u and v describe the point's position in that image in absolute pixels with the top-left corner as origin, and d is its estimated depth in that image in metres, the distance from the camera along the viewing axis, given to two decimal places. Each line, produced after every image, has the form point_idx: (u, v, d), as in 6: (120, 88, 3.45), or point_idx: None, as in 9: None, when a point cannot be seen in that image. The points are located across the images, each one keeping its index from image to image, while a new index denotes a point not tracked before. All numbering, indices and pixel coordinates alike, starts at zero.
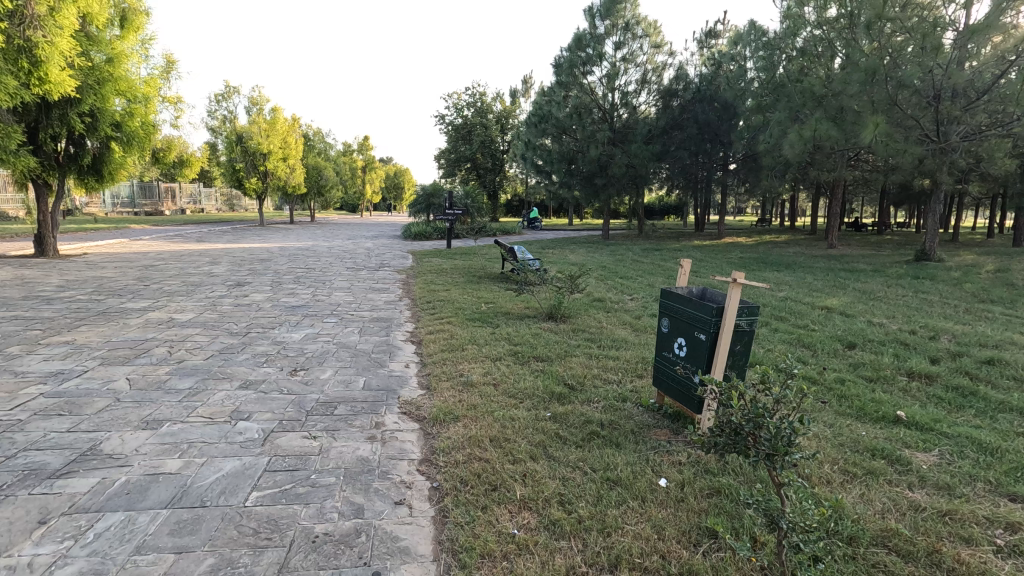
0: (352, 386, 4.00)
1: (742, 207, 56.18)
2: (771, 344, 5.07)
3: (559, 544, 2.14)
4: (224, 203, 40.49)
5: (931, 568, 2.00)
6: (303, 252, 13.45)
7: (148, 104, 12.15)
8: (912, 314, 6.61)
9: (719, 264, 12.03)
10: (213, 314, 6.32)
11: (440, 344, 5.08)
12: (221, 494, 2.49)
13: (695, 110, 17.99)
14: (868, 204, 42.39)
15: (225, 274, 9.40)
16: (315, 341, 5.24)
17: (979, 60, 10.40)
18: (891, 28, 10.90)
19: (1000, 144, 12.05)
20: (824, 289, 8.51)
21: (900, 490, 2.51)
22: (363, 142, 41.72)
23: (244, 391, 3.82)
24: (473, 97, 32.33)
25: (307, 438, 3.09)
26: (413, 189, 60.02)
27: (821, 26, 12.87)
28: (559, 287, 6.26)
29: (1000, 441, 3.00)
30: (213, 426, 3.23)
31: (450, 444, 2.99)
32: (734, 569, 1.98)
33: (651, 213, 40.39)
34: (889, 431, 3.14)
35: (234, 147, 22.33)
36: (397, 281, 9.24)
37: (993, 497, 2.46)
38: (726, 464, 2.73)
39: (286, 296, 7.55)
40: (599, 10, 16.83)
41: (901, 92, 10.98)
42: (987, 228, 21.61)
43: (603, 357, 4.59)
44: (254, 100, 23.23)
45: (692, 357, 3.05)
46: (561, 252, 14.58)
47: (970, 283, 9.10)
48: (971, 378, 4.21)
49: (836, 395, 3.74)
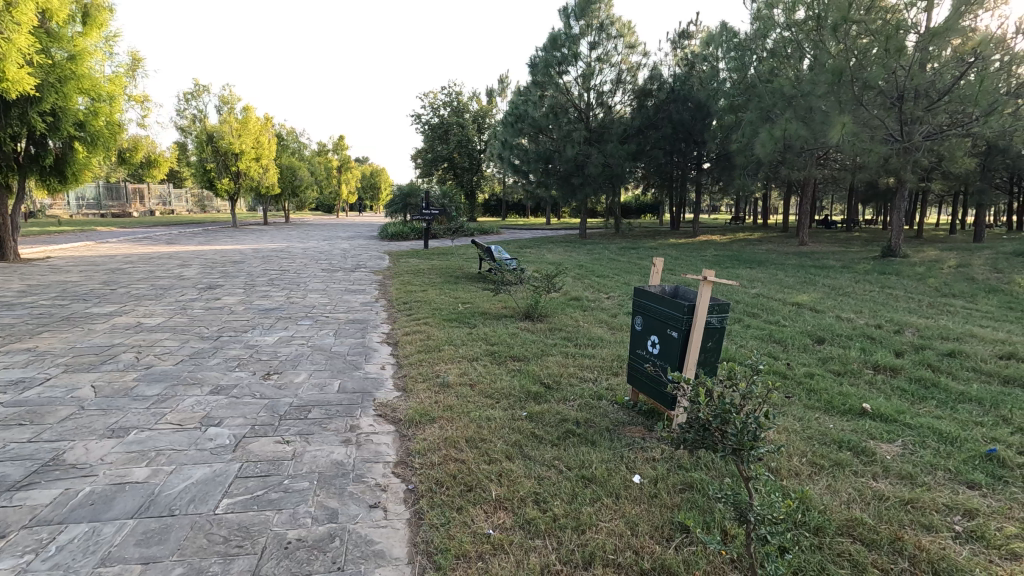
0: (326, 389, 3.95)
1: (715, 207, 57.23)
2: (744, 340, 5.18)
3: (534, 543, 2.15)
4: (196, 204, 39.75)
5: (894, 556, 2.06)
6: (277, 254, 13.24)
7: (113, 103, 11.84)
8: (878, 309, 6.81)
9: (693, 262, 12.19)
10: (183, 318, 6.18)
11: (416, 345, 5.06)
12: (191, 502, 2.44)
13: (669, 110, 18.18)
14: (836, 203, 43.60)
15: (195, 278, 9.20)
16: (289, 344, 5.16)
17: (939, 61, 10.76)
18: (856, 30, 11.20)
19: (961, 143, 12.47)
20: (796, 286, 8.70)
21: (865, 480, 2.58)
22: (338, 141, 41.16)
23: (215, 396, 3.75)
24: (449, 97, 32.29)
25: (280, 443, 3.04)
26: (390, 189, 59.64)
27: (790, 28, 13.09)
28: (536, 287, 6.28)
29: (959, 431, 3.12)
30: (182, 432, 3.16)
31: (426, 446, 2.98)
32: (705, 563, 2.01)
33: (628, 212, 40.85)
34: (856, 424, 3.23)
35: (205, 147, 21.86)
36: (373, 282, 9.14)
37: (953, 485, 2.55)
38: (699, 460, 2.77)
39: (260, 299, 7.43)
40: (574, 10, 16.93)
41: (867, 93, 11.29)
42: (950, 225, 22.33)
43: (579, 356, 4.61)
44: (225, 99, 22.76)
45: (665, 354, 3.09)
46: (540, 251, 14.58)
47: (934, 278, 9.40)
48: (933, 370, 4.36)
49: (805, 390, 3.83)
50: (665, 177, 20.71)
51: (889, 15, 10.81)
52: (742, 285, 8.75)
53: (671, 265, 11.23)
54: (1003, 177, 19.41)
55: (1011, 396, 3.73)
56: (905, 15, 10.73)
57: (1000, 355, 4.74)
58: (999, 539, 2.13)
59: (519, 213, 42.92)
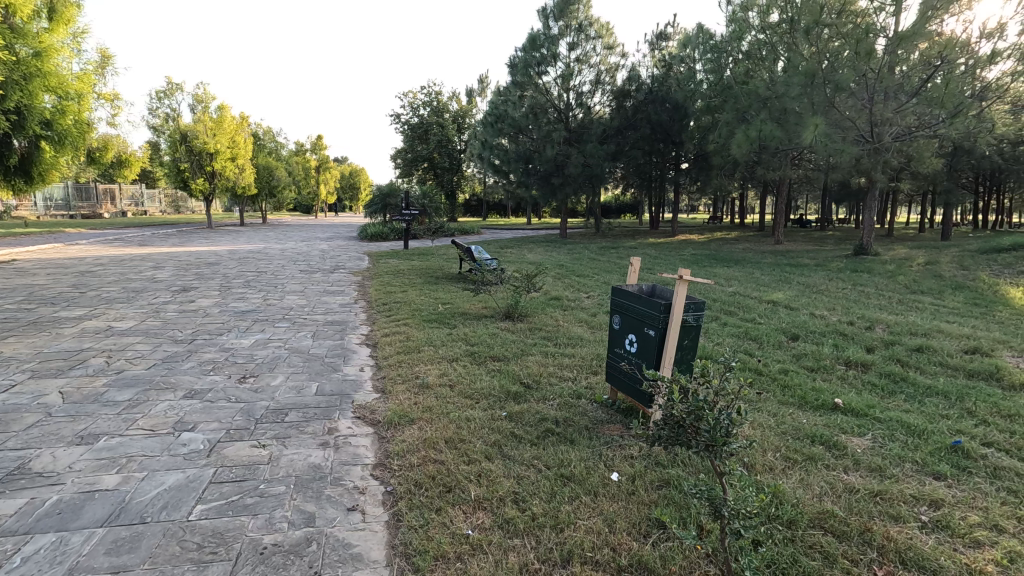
0: (304, 392, 3.90)
1: (694, 207, 57.99)
2: (720, 338, 5.25)
3: (512, 543, 2.15)
4: (169, 205, 38.94)
5: (863, 546, 2.11)
6: (254, 255, 13.05)
7: (81, 101, 11.55)
8: (850, 306, 6.96)
9: (671, 261, 12.32)
10: (155, 322, 6.04)
11: (396, 346, 5.02)
12: (163, 509, 2.39)
13: (648, 111, 18.26)
14: (810, 203, 44.53)
15: (169, 280, 9.01)
16: (265, 347, 5.09)
17: (908, 65, 11.00)
18: (828, 34, 11.43)
19: (928, 144, 12.81)
20: (770, 284, 8.86)
21: (837, 474, 2.64)
22: (316, 141, 40.65)
23: (189, 400, 3.68)
24: (428, 97, 32.23)
25: (255, 447, 3.00)
26: (369, 189, 59.11)
27: (764, 31, 13.31)
28: (516, 287, 6.30)
29: (926, 424, 3.21)
30: (155, 438, 3.10)
31: (405, 448, 2.96)
32: (682, 558, 2.04)
33: (608, 211, 41.17)
34: (828, 418, 3.31)
35: (178, 147, 21.39)
36: (353, 283, 9.07)
37: (920, 477, 2.62)
38: (676, 457, 2.81)
39: (236, 301, 7.31)
40: (553, 11, 16.99)
41: (839, 95, 11.54)
42: (919, 224, 22.91)
43: (558, 356, 4.63)
44: (198, 98, 22.33)
45: (643, 353, 3.12)
46: (520, 252, 14.59)
47: (904, 276, 9.64)
48: (902, 365, 4.48)
49: (780, 386, 3.90)
50: (644, 177, 20.89)
51: (859, 18, 11.03)
52: (719, 283, 8.88)
53: (651, 264, 11.34)
54: (970, 177, 19.99)
55: (974, 389, 3.85)
56: (874, 18, 10.96)
57: (966, 350, 4.89)
58: (962, 528, 2.20)
59: (500, 213, 42.96)
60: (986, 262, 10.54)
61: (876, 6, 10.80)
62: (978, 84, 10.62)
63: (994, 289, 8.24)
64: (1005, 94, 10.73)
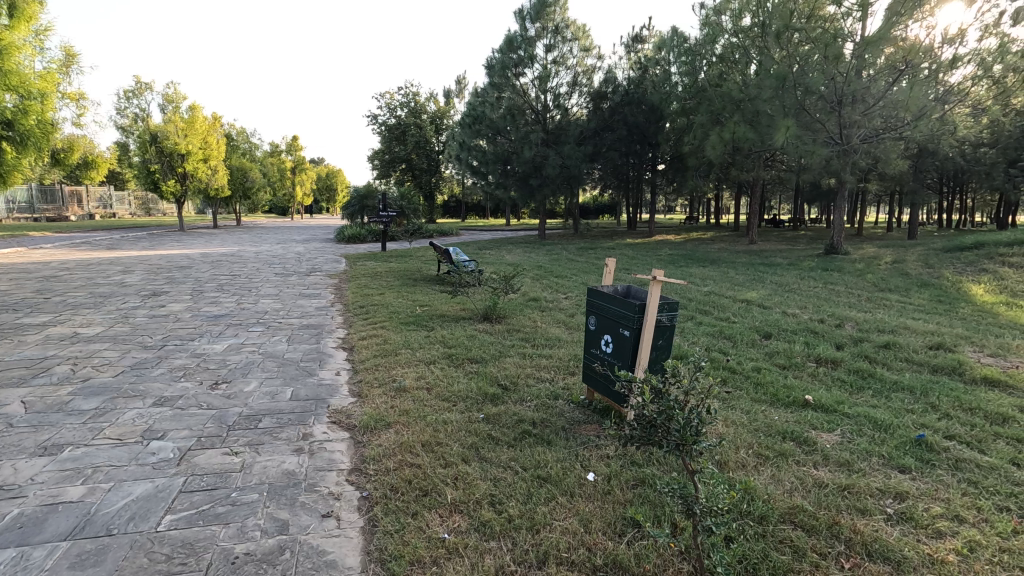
0: (278, 397, 3.85)
1: (671, 208, 58.80)
2: (695, 337, 5.34)
3: (488, 545, 2.16)
4: (140, 207, 38.01)
5: (831, 540, 2.17)
6: (227, 258, 12.81)
7: (45, 101, 11.24)
8: (822, 304, 7.12)
9: (648, 261, 12.45)
10: (125, 327, 5.88)
11: (372, 349, 4.97)
12: (131, 520, 2.33)
13: (624, 113, 18.38)
14: (782, 203, 45.52)
15: (138, 284, 8.79)
16: (239, 351, 5.00)
17: (875, 69, 11.28)
18: (798, 38, 11.69)
19: (895, 146, 13.16)
20: (744, 283, 9.01)
21: (807, 469, 2.70)
22: (292, 141, 39.97)
23: (159, 408, 3.59)
24: (406, 98, 32.14)
25: (227, 455, 2.95)
26: (346, 189, 58.45)
27: (736, 35, 13.60)
28: (494, 289, 6.31)
29: (892, 418, 3.31)
30: (122, 447, 3.02)
31: (380, 452, 2.94)
32: (656, 555, 2.06)
33: (586, 212, 41.50)
34: (799, 415, 3.38)
35: (148, 148, 20.85)
36: (329, 286, 8.97)
37: (886, 470, 2.70)
38: (650, 456, 2.84)
39: (209, 305, 7.17)
40: (530, 13, 17.05)
41: (808, 97, 11.89)
42: (887, 224, 23.53)
43: (536, 357, 4.64)
44: (169, 98, 21.84)
45: (618, 353, 3.15)
46: (499, 253, 14.59)
47: (872, 274, 9.89)
48: (870, 361, 4.60)
49: (753, 383, 3.98)
50: (621, 178, 21.07)
51: (828, 23, 11.28)
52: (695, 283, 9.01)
53: (628, 264, 11.44)
54: (935, 177, 20.58)
55: (937, 383, 3.99)
56: (842, 24, 11.22)
57: (930, 346, 5.05)
58: (925, 519, 2.27)
59: (479, 215, 42.99)
60: (951, 261, 10.87)
61: (844, 11, 11.06)
62: (941, 87, 11.02)
63: (957, 287, 8.51)
64: (966, 97, 11.18)
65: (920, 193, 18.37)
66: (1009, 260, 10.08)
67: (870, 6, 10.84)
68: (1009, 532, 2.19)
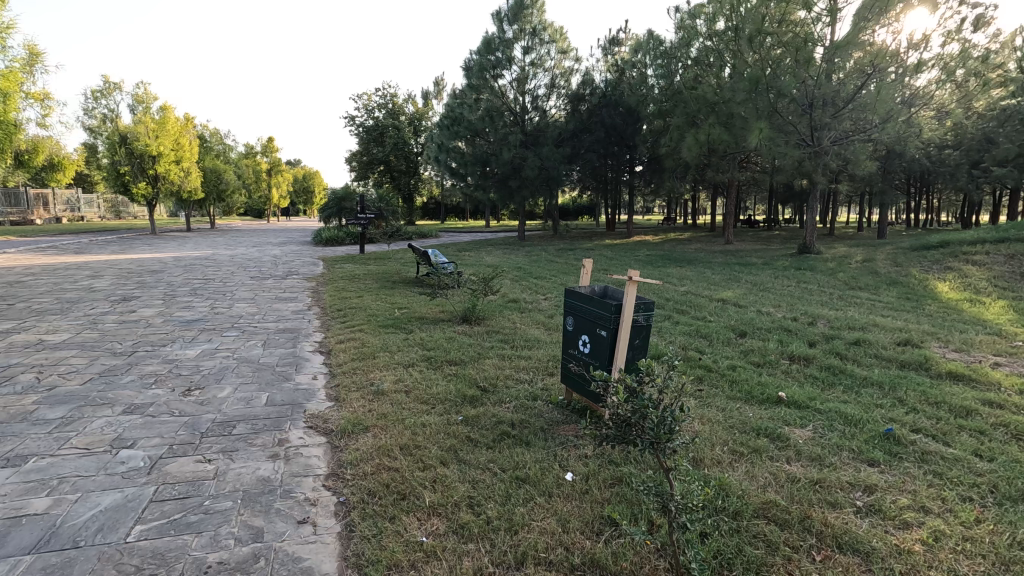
0: (253, 402, 3.78)
1: (649, 209, 59.50)
2: (673, 336, 5.40)
3: (467, 547, 2.15)
4: (109, 210, 36.98)
5: (803, 533, 2.21)
6: (202, 262, 12.55)
7: (8, 101, 10.88)
8: (795, 303, 7.28)
9: (626, 262, 12.54)
10: (93, 334, 5.72)
11: (350, 353, 4.92)
12: (99, 532, 2.26)
13: (602, 114, 18.43)
14: (757, 204, 46.36)
15: (108, 289, 8.56)
16: (212, 357, 4.90)
17: (844, 72, 11.58)
18: (770, 42, 11.94)
19: (863, 148, 13.50)
20: (720, 283, 9.15)
21: (780, 464, 2.76)
22: (267, 142, 39.39)
23: (129, 416, 3.50)
24: (384, 99, 32.01)
25: (200, 462, 2.89)
26: (323, 191, 57.84)
27: (711, 38, 13.88)
28: (473, 290, 6.31)
29: (862, 413, 3.39)
30: (90, 457, 2.94)
31: (358, 456, 2.91)
32: (633, 553, 2.08)
33: (566, 213, 41.74)
34: (773, 411, 3.44)
35: (117, 149, 20.30)
36: (306, 289, 8.87)
37: (856, 464, 2.77)
38: (628, 455, 2.87)
39: (181, 310, 7.02)
40: (507, 15, 17.09)
41: (781, 100, 12.13)
42: (858, 224, 24.10)
43: (515, 358, 4.66)
44: (138, 98, 21.31)
45: (595, 353, 3.17)
46: (478, 254, 14.58)
47: (843, 273, 10.13)
48: (841, 358, 4.71)
49: (728, 381, 4.04)
50: (600, 179, 21.18)
51: (798, 28, 11.56)
52: (673, 283, 9.11)
53: (606, 265, 11.53)
54: (903, 178, 21.16)
55: (905, 378, 4.10)
56: (812, 28, 11.51)
57: (898, 342, 5.19)
58: (892, 510, 2.34)
59: (459, 216, 42.93)
60: (918, 259, 11.17)
61: (813, 16, 11.35)
62: (907, 91, 11.35)
63: (924, 285, 8.76)
64: (930, 101, 11.53)
65: (889, 193, 18.87)
66: (973, 258, 10.41)
67: (839, 12, 11.13)
68: (971, 521, 2.26)
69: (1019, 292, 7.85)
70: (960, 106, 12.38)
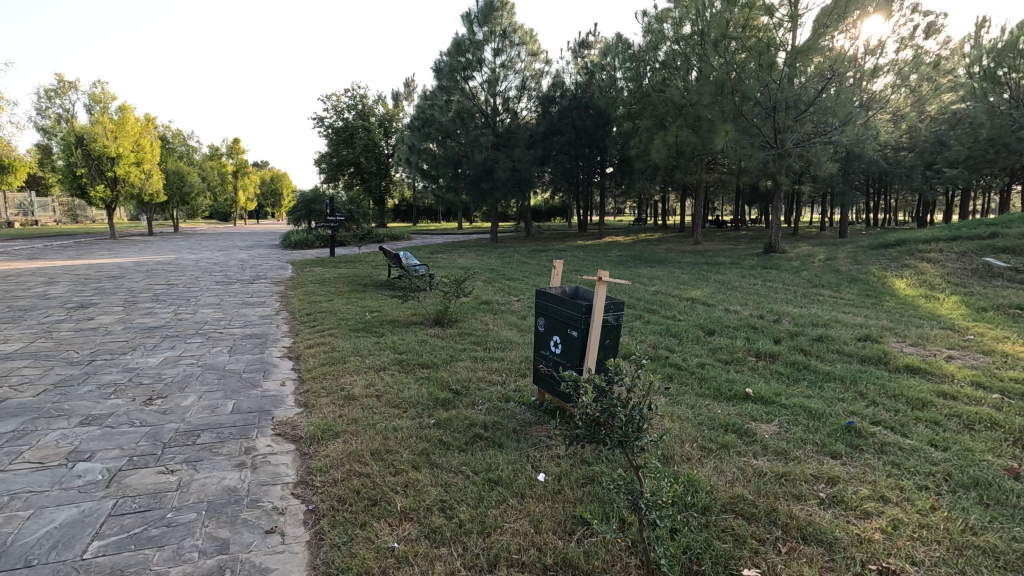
0: (218, 411, 3.68)
1: (620, 210, 60.21)
2: (643, 335, 5.49)
3: (439, 552, 2.13)
4: (66, 214, 35.69)
5: (769, 526, 2.26)
6: (165, 267, 12.18)
7: None
8: (761, 301, 7.45)
9: (597, 262, 12.65)
10: (47, 343, 5.49)
11: (320, 358, 4.83)
12: (53, 549, 2.17)
13: (573, 117, 18.57)
14: (725, 205, 47.27)
15: (64, 296, 8.22)
16: (176, 364, 4.76)
17: (805, 77, 11.96)
18: (735, 46, 12.22)
19: (825, 150, 13.91)
20: (690, 282, 9.31)
21: (747, 459, 2.81)
22: (233, 144, 38.52)
23: (86, 428, 3.37)
24: (354, 100, 31.63)
25: (162, 474, 2.80)
26: (291, 194, 56.84)
27: (678, 42, 14.15)
28: (445, 292, 6.26)
29: (824, 407, 3.49)
30: (43, 471, 2.81)
31: (328, 463, 2.86)
32: (605, 551, 2.10)
33: (538, 215, 41.95)
34: (740, 407, 3.52)
35: (73, 150, 19.55)
36: (274, 293, 8.69)
37: (820, 457, 2.85)
38: (599, 454, 2.89)
39: (142, 317, 6.79)
40: (477, 17, 17.09)
41: (746, 104, 12.46)
42: (821, 223, 24.85)
43: (488, 360, 4.65)
44: (95, 98, 20.55)
45: (567, 353, 3.18)
46: (451, 256, 14.52)
47: (807, 271, 10.44)
48: (806, 354, 4.84)
49: (698, 378, 4.11)
50: (571, 181, 21.32)
51: (761, 32, 11.91)
52: (643, 283, 9.24)
53: (578, 266, 11.66)
54: (862, 179, 21.87)
55: (865, 373, 4.24)
56: (774, 33, 11.85)
57: (858, 337, 5.37)
58: (853, 501, 2.41)
59: (431, 219, 42.74)
60: (878, 257, 11.56)
61: (775, 22, 11.68)
62: (865, 94, 11.79)
63: (882, 282, 9.08)
64: (886, 104, 11.98)
65: (849, 194, 19.48)
66: (928, 256, 10.85)
67: (799, 18, 11.48)
68: (927, 509, 2.35)
69: (971, 288, 8.21)
70: (914, 110, 12.89)
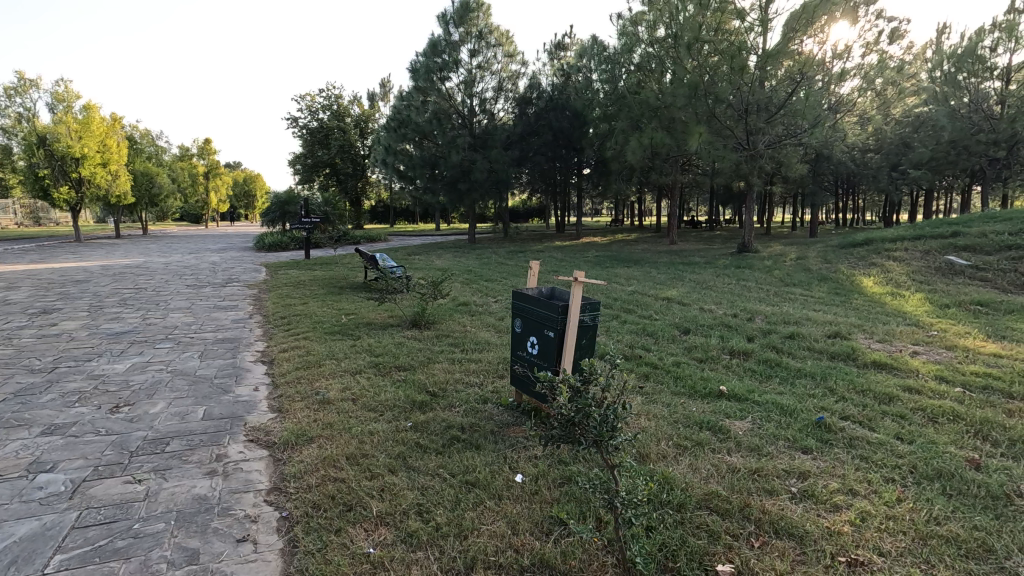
0: (188, 418, 3.59)
1: (596, 211, 60.81)
2: (620, 335, 5.52)
3: (415, 556, 2.11)
4: (28, 216, 34.50)
5: (742, 522, 2.30)
6: (133, 270, 11.84)
7: None
8: (735, 300, 7.57)
9: (574, 263, 12.71)
10: (7, 350, 5.29)
11: (294, 362, 4.75)
12: (11, 565, 2.09)
13: (550, 118, 18.63)
14: (700, 206, 48.04)
15: (25, 301, 7.92)
16: (144, 370, 4.63)
17: (775, 80, 12.23)
18: (707, 49, 12.42)
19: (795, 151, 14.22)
20: (666, 282, 9.40)
21: (721, 456, 2.85)
22: (205, 145, 37.71)
23: (48, 437, 3.25)
24: (329, 100, 31.23)
25: (130, 483, 2.72)
26: (265, 195, 55.95)
27: (652, 44, 14.31)
28: (421, 294, 6.21)
29: (795, 403, 3.56)
30: (3, 483, 2.71)
31: (302, 468, 2.81)
32: (583, 551, 2.11)
33: (516, 216, 42.03)
34: (714, 405, 3.57)
35: (35, 151, 18.88)
36: (247, 297, 8.53)
37: (790, 452, 2.90)
38: (577, 454, 2.90)
39: (109, 322, 6.58)
40: (453, 17, 17.06)
41: (719, 106, 12.67)
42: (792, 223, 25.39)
43: (465, 361, 4.64)
44: (58, 96, 19.87)
45: (542, 354, 3.19)
46: (428, 258, 14.44)
47: (779, 270, 10.64)
48: (777, 351, 4.94)
49: (673, 377, 4.16)
50: (548, 182, 21.40)
51: (733, 36, 12.13)
52: (620, 283, 9.30)
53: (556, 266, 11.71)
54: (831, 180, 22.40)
55: (834, 369, 4.34)
56: (745, 37, 12.08)
57: (828, 335, 5.48)
58: (824, 495, 2.46)
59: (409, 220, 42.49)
60: (847, 256, 11.83)
61: (746, 25, 11.90)
62: (833, 98, 12.12)
63: (851, 280, 9.32)
64: (853, 107, 12.33)
65: (819, 194, 19.97)
66: (893, 254, 11.18)
67: (769, 22, 11.72)
68: (893, 501, 2.41)
69: (934, 285, 8.48)
70: (879, 113, 13.29)
